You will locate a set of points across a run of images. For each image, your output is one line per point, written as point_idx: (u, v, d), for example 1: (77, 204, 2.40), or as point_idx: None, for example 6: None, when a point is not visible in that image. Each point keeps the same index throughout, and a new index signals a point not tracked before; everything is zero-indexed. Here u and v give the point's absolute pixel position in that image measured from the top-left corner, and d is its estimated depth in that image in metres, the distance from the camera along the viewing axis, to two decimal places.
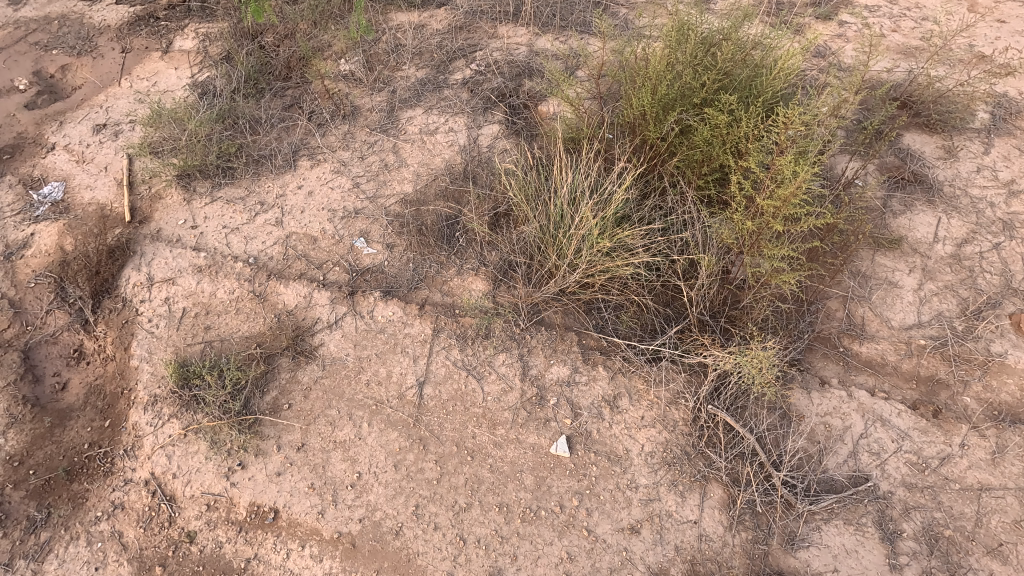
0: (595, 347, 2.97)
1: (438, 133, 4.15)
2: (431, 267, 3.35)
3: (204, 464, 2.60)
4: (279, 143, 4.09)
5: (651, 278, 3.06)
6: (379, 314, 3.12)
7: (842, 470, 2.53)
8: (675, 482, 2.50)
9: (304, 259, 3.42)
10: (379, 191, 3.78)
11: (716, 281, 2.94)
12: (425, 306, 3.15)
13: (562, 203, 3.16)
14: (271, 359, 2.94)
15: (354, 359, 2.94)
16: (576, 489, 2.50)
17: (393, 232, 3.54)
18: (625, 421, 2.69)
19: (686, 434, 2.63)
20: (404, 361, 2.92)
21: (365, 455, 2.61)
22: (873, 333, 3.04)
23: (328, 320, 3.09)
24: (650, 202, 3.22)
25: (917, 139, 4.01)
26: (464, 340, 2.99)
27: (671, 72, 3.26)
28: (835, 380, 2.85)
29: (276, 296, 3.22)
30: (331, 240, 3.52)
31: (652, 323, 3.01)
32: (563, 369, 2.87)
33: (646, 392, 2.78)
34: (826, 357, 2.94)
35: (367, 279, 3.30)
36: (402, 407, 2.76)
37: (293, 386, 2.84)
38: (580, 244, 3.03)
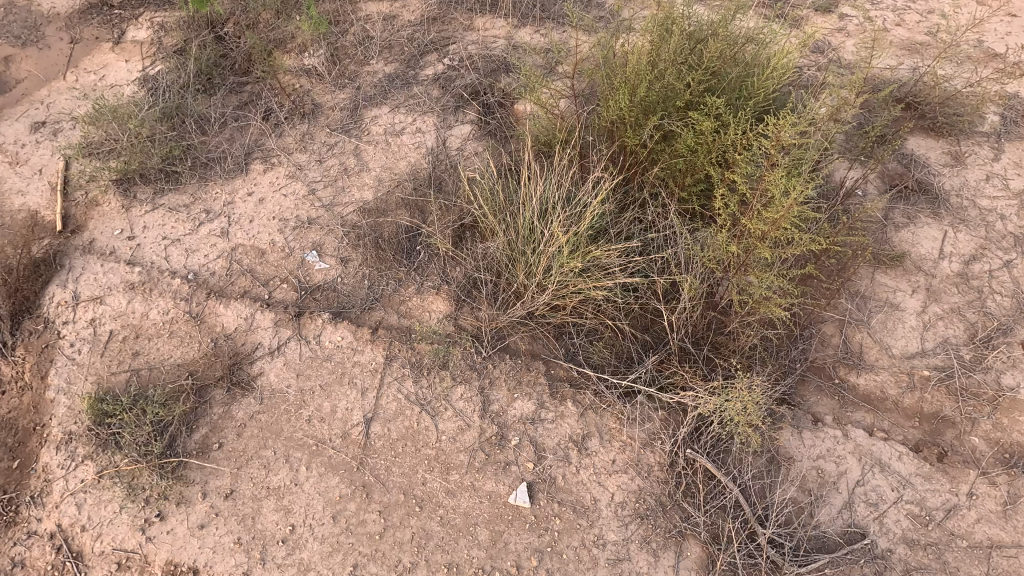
0: (565, 378, 2.68)
1: (405, 134, 3.83)
2: (388, 285, 3.06)
3: (118, 514, 2.31)
4: (230, 144, 3.76)
5: (628, 301, 2.79)
6: (327, 339, 2.82)
7: (836, 525, 2.25)
8: (648, 539, 2.22)
9: (250, 275, 3.11)
10: (336, 199, 3.47)
11: (700, 305, 2.70)
12: (378, 329, 2.86)
13: (531, 216, 2.87)
14: (204, 392, 2.64)
15: (296, 392, 2.65)
16: (535, 547, 2.22)
17: (348, 244, 3.24)
18: (594, 466, 2.41)
19: (662, 482, 2.35)
20: (352, 394, 2.63)
21: (300, 505, 2.33)
22: (871, 362, 2.75)
23: (270, 346, 2.79)
24: (628, 215, 2.93)
25: (922, 143, 3.70)
26: (419, 370, 2.69)
27: (653, 71, 2.93)
28: (830, 418, 2.56)
29: (214, 318, 2.91)
30: (281, 253, 3.22)
31: (628, 351, 2.73)
32: (528, 405, 2.59)
33: (618, 432, 2.49)
34: (820, 391, 2.66)
35: (317, 298, 3.01)
36: (346, 448, 2.48)
37: (226, 423, 2.55)
38: (549, 262, 2.77)
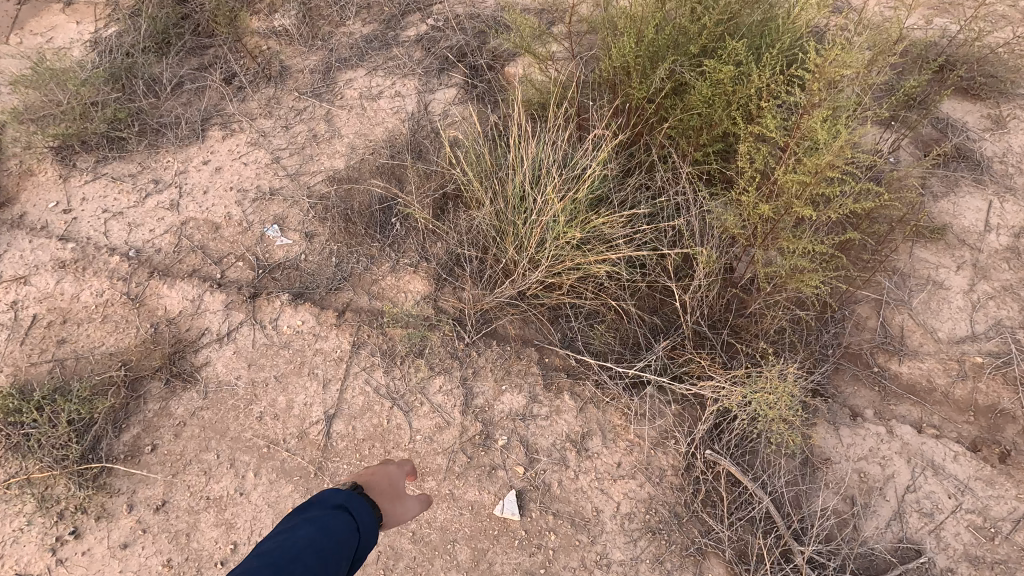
0: (561, 367, 2.30)
1: (382, 98, 3.44)
2: (358, 262, 2.67)
3: (24, 532, 1.92)
4: (186, 109, 3.35)
5: (634, 278, 2.42)
6: (286, 324, 2.43)
7: (885, 540, 1.88)
8: (661, 559, 1.85)
9: (200, 251, 2.71)
10: (303, 168, 3.08)
11: (717, 283, 2.36)
12: (345, 312, 2.48)
13: (522, 182, 2.49)
14: (138, 385, 2.24)
15: (247, 385, 2.26)
16: (525, 568, 1.85)
17: (314, 218, 2.85)
18: (596, 470, 2.03)
19: (677, 489, 1.98)
20: (312, 387, 2.25)
21: (246, 519, 1.95)
22: (915, 348, 2.38)
23: (218, 332, 2.40)
24: (634, 180, 2.55)
25: (958, 107, 3.33)
26: (391, 358, 2.31)
27: (662, 13, 2.54)
28: (870, 412, 2.19)
29: (156, 299, 2.51)
30: (238, 228, 2.82)
31: (634, 335, 2.36)
32: (517, 399, 2.21)
33: (624, 430, 2.11)
34: (858, 381, 2.29)
35: (277, 278, 2.62)
36: (302, 450, 2.10)
37: (161, 421, 2.16)
38: (545, 234, 2.40)
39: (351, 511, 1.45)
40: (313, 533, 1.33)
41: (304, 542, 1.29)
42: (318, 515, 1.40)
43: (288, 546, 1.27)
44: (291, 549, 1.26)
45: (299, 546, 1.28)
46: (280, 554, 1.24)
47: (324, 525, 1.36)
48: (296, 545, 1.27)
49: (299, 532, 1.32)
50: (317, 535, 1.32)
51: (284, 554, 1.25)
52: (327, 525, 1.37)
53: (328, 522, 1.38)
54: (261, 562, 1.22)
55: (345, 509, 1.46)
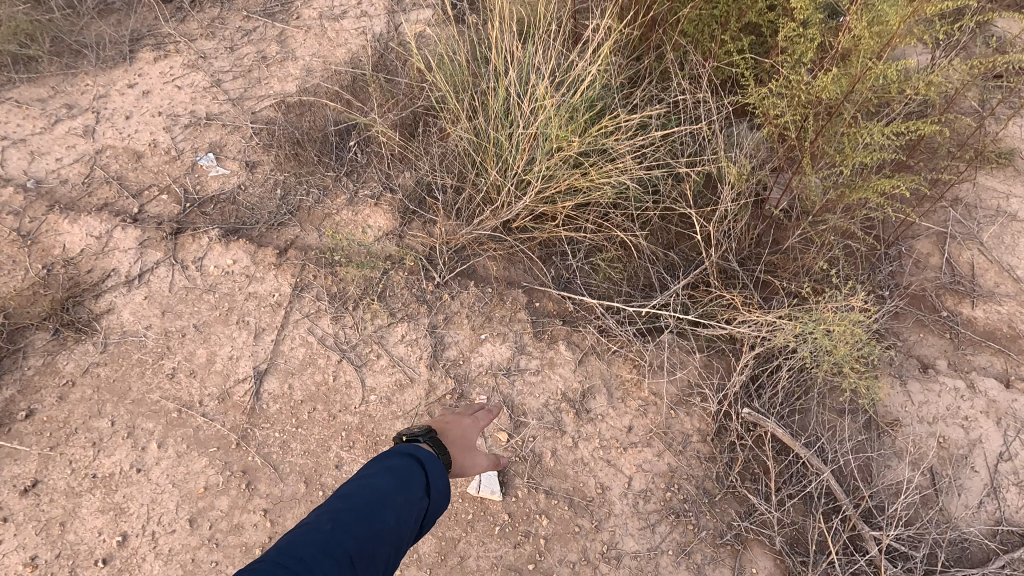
0: (555, 313, 1.84)
1: (346, 18, 2.94)
2: (308, 194, 2.19)
3: None
4: (113, 28, 2.83)
5: (645, 205, 1.96)
6: (213, 264, 1.95)
7: (979, 523, 1.44)
8: (687, 549, 1.41)
9: (115, 183, 2.22)
10: (248, 92, 2.59)
11: (746, 209, 1.92)
12: (288, 251, 2.00)
13: (505, 88, 2.01)
14: (17, 336, 1.76)
15: (158, 336, 1.78)
16: (509, 563, 1.40)
17: (258, 145, 2.36)
18: (601, 437, 1.58)
19: (706, 460, 1.53)
20: (240, 338, 1.78)
21: (141, 503, 1.48)
22: (990, 289, 1.94)
23: (127, 273, 1.92)
24: (643, 87, 2.07)
25: (1014, 25, 2.87)
26: (342, 303, 1.84)
27: None
28: (944, 364, 1.75)
29: (53, 236, 2.02)
30: (165, 157, 2.33)
31: (646, 275, 1.92)
32: (500, 349, 1.75)
33: (635, 386, 1.66)
34: (924, 328, 1.84)
35: (207, 212, 2.14)
36: (222, 415, 1.63)
37: (42, 381, 1.68)
38: (536, 150, 1.94)
39: (435, 465, 1.04)
40: (395, 483, 0.94)
41: (385, 494, 0.91)
42: (398, 462, 1.00)
43: (363, 493, 0.90)
44: (369, 500, 0.89)
45: (380, 496, 0.91)
46: (355, 503, 0.88)
47: (405, 476, 0.97)
48: (374, 495, 0.90)
49: (378, 479, 0.94)
50: (399, 486, 0.94)
51: (360, 504, 0.88)
52: (412, 477, 0.97)
53: (412, 474, 0.98)
54: (334, 510, 0.86)
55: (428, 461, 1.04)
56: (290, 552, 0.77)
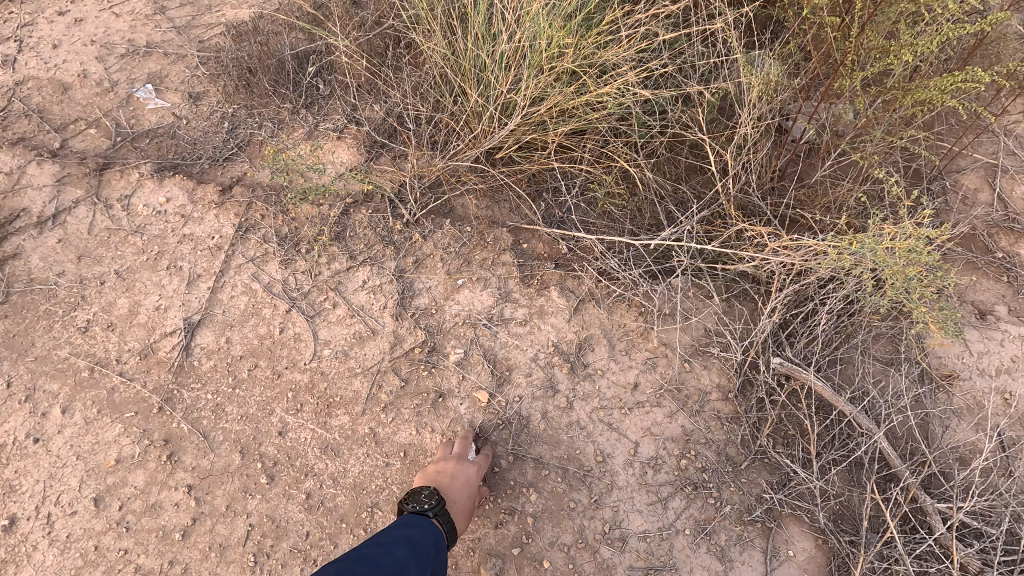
0: (546, 256, 1.55)
1: None
2: (260, 127, 1.89)
3: None
4: None
5: (650, 133, 1.68)
6: (144, 203, 1.66)
7: None
8: (707, 528, 1.16)
9: (36, 116, 1.91)
10: (196, 20, 2.27)
11: (770, 135, 1.64)
12: (233, 188, 1.71)
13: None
14: None
15: (71, 284, 1.49)
16: (489, 547, 1.14)
17: (204, 75, 2.05)
18: (601, 396, 1.31)
19: (728, 422, 1.27)
20: (170, 286, 1.49)
21: (38, 480, 1.21)
22: None
23: (40, 214, 1.62)
24: None
25: None
26: (294, 246, 1.55)
27: None
28: (1003, 310, 1.48)
29: None
30: (96, 89, 2.02)
31: (653, 210, 1.65)
32: (481, 296, 1.47)
33: (642, 337, 1.39)
34: (976, 271, 1.57)
35: (142, 147, 1.84)
36: (144, 375, 1.35)
37: None
38: (523, 68, 1.65)
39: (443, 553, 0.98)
40: (412, 557, 0.90)
41: (403, 567, 0.87)
42: (413, 537, 0.96)
43: (383, 561, 0.86)
44: (388, 569, 0.84)
45: (399, 568, 0.86)
46: (375, 568, 0.84)
47: (420, 553, 0.92)
48: (392, 567, 0.86)
49: (395, 550, 0.89)
50: (415, 562, 0.90)
51: (381, 572, 0.83)
52: (427, 556, 0.93)
53: (426, 553, 0.93)
54: (354, 572, 0.82)
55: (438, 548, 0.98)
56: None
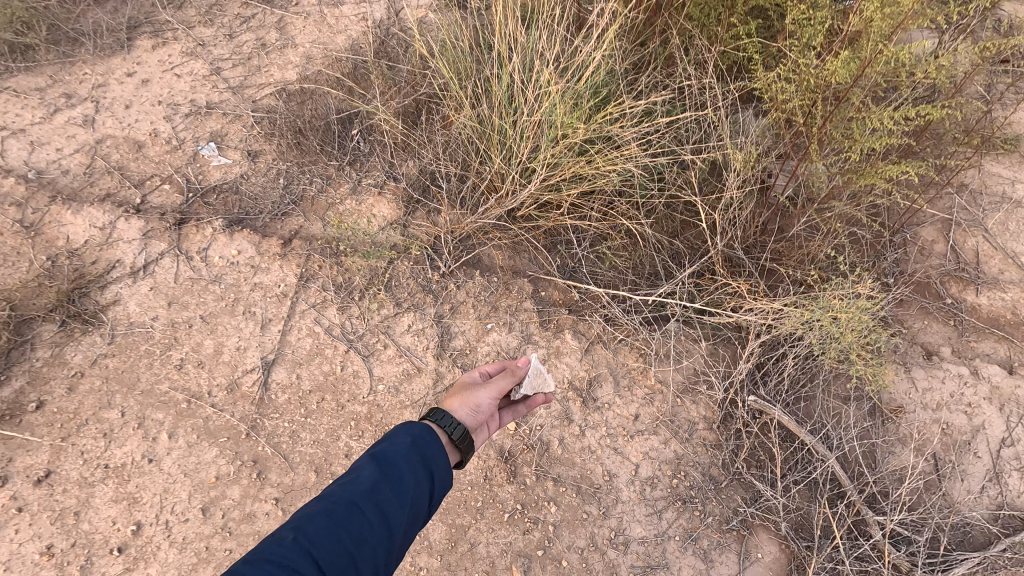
0: (560, 303, 1.84)
1: (345, 4, 2.91)
2: (311, 184, 2.18)
3: None
4: (109, 16, 2.81)
5: (650, 194, 1.95)
6: (218, 255, 1.95)
7: (980, 507, 1.47)
8: (694, 535, 1.44)
9: (117, 173, 2.21)
10: (248, 80, 2.57)
11: (752, 197, 1.91)
12: (292, 241, 1.99)
13: (509, 76, 2.01)
14: (24, 328, 1.76)
15: (164, 327, 1.79)
16: (519, 549, 1.42)
17: (260, 134, 2.35)
18: (608, 425, 1.59)
19: (711, 447, 1.56)
20: (246, 329, 1.79)
21: (154, 492, 1.50)
22: (994, 277, 1.94)
23: (132, 265, 1.92)
24: (648, 72, 2.04)
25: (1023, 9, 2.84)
26: (348, 294, 1.84)
27: None
28: (948, 351, 1.75)
29: (56, 228, 2.02)
30: (166, 147, 2.32)
31: (651, 263, 1.92)
32: (507, 339, 1.76)
33: (641, 376, 1.67)
34: (929, 316, 1.84)
35: (211, 203, 2.13)
36: (231, 406, 1.64)
37: (53, 372, 1.70)
38: (540, 139, 1.93)
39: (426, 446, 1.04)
40: (381, 476, 0.95)
41: (367, 493, 0.92)
42: (388, 449, 1.01)
43: (345, 494, 0.92)
44: (347, 503, 0.90)
45: (362, 496, 0.92)
46: (332, 507, 0.89)
47: (392, 468, 0.97)
48: (353, 498, 0.91)
49: (362, 471, 0.95)
50: (385, 481, 0.95)
51: (338, 510, 0.89)
52: (401, 466, 0.98)
53: (399, 464, 0.98)
54: (310, 516, 0.87)
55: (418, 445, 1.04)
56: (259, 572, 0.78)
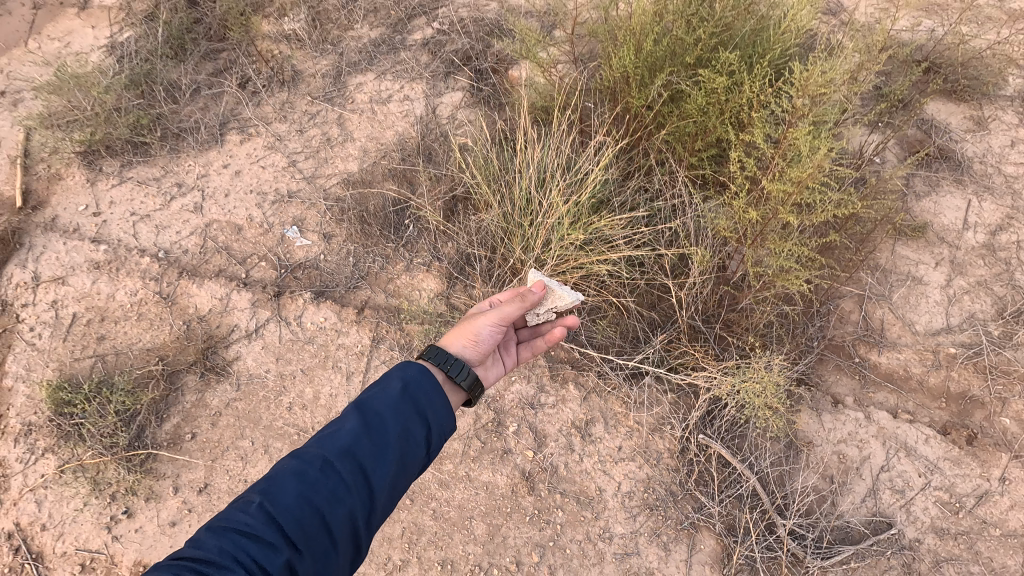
0: (565, 359, 2.45)
1: (392, 102, 3.59)
2: (374, 261, 2.83)
3: (81, 511, 2.13)
4: (205, 114, 3.51)
5: (633, 276, 2.57)
6: (309, 320, 2.61)
7: (860, 514, 2.10)
8: (658, 532, 2.07)
9: (225, 252, 2.88)
10: (318, 171, 3.24)
11: (711, 280, 2.48)
12: (364, 310, 2.65)
13: (528, 185, 2.67)
14: (175, 378, 2.43)
15: (276, 377, 2.45)
16: (536, 541, 2.06)
17: (331, 219, 3.00)
18: (599, 454, 2.23)
19: (672, 470, 2.19)
20: (335, 379, 2.45)
21: None
22: (894, 340, 2.56)
23: (247, 328, 2.58)
24: (633, 182, 2.71)
25: (943, 108, 3.48)
26: (410, 354, 2.52)
27: (658, 25, 2.62)
28: (851, 400, 2.38)
29: (186, 298, 2.69)
30: (259, 230, 2.98)
31: (634, 330, 2.52)
32: (527, 388, 2.36)
33: (624, 417, 2.31)
34: (840, 371, 2.47)
35: (298, 277, 2.78)
36: None
37: (199, 412, 2.36)
38: (551, 236, 2.57)
39: (415, 396, 1.49)
40: (359, 435, 1.39)
41: (340, 455, 1.35)
42: (368, 412, 1.44)
43: (318, 458, 1.34)
44: (320, 467, 1.32)
45: (333, 459, 1.34)
46: (311, 469, 1.32)
47: (368, 429, 1.41)
48: (325, 462, 1.33)
49: (342, 434, 1.38)
50: (362, 438, 1.39)
51: (312, 471, 1.31)
52: (371, 430, 1.41)
53: (371, 428, 1.41)
54: (291, 474, 1.30)
55: (407, 395, 1.49)
56: (237, 524, 1.21)
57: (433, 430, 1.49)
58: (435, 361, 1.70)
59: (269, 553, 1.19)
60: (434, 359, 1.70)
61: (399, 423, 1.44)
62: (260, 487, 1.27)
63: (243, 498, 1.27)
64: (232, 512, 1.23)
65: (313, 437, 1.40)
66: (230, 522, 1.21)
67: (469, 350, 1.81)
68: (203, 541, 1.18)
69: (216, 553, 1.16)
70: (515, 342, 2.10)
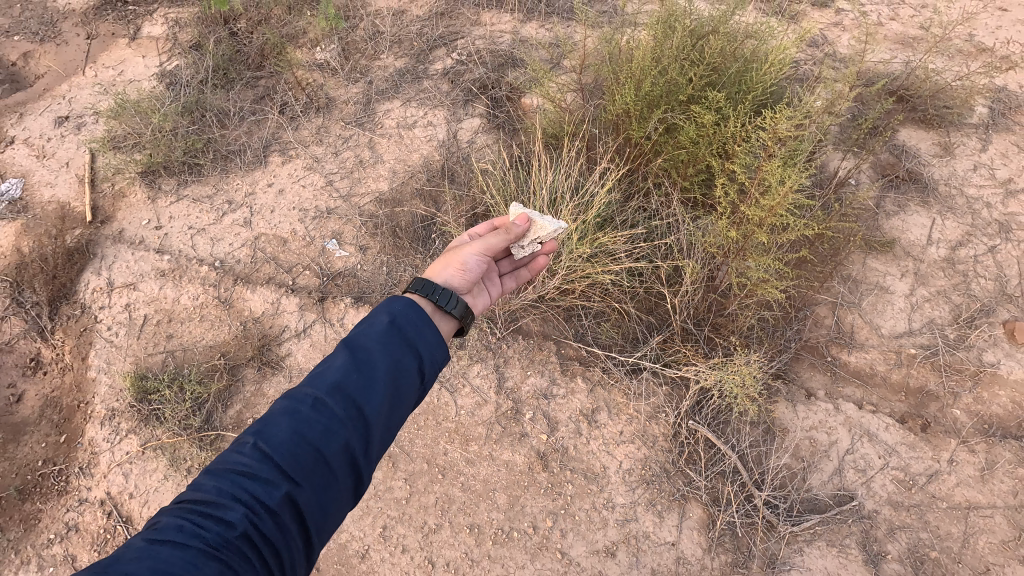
0: (574, 356, 2.84)
1: (417, 127, 3.98)
2: (405, 270, 3.21)
3: (162, 482, 2.51)
4: (250, 138, 3.91)
5: (633, 284, 2.95)
6: (350, 322, 3.00)
7: (826, 489, 2.45)
8: (653, 502, 2.42)
9: (273, 263, 3.26)
10: (353, 190, 3.62)
11: (701, 288, 2.82)
12: None
13: (541, 204, 3.05)
14: (236, 371, 2.81)
15: None
16: (550, 509, 2.41)
17: (366, 233, 3.38)
18: (603, 437, 2.59)
19: (666, 450, 2.54)
20: None
21: None
22: (862, 341, 2.92)
23: (296, 329, 2.96)
24: (634, 204, 3.13)
25: (913, 135, 3.86)
26: None
27: (656, 66, 2.99)
28: (822, 393, 2.75)
29: (242, 302, 3.07)
30: (302, 242, 3.37)
31: (634, 331, 2.89)
32: (540, 381, 2.75)
33: (625, 406, 2.67)
34: (813, 368, 2.84)
35: (338, 284, 3.16)
36: None
37: (257, 400, 2.73)
38: (562, 249, 2.93)
39: (401, 328, 1.58)
40: (349, 370, 1.47)
41: (331, 392, 1.42)
42: (358, 349, 1.52)
43: (310, 397, 1.41)
44: (312, 406, 1.39)
45: (324, 396, 1.41)
46: (303, 408, 1.39)
47: (358, 363, 1.49)
48: (316, 400, 1.40)
49: (331, 372, 1.46)
50: (353, 372, 1.47)
51: (306, 409, 1.39)
52: (361, 364, 1.49)
53: (360, 363, 1.49)
54: (283, 415, 1.37)
55: (394, 328, 1.58)
56: (234, 467, 1.28)
57: (423, 361, 1.58)
58: (426, 293, 1.85)
59: (269, 487, 1.26)
60: (423, 291, 1.85)
61: (388, 357, 1.52)
62: (255, 429, 1.34)
63: (238, 441, 1.34)
64: (229, 455, 1.31)
65: (304, 378, 1.46)
66: (228, 463, 1.28)
67: (456, 277, 2.01)
68: (205, 482, 1.26)
69: (214, 493, 1.23)
70: (499, 275, 2.35)
